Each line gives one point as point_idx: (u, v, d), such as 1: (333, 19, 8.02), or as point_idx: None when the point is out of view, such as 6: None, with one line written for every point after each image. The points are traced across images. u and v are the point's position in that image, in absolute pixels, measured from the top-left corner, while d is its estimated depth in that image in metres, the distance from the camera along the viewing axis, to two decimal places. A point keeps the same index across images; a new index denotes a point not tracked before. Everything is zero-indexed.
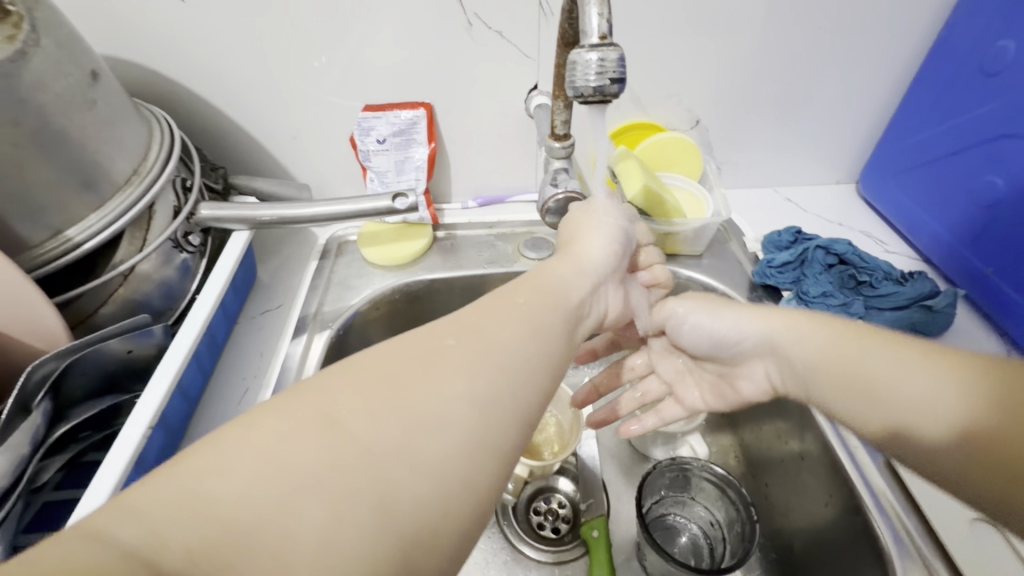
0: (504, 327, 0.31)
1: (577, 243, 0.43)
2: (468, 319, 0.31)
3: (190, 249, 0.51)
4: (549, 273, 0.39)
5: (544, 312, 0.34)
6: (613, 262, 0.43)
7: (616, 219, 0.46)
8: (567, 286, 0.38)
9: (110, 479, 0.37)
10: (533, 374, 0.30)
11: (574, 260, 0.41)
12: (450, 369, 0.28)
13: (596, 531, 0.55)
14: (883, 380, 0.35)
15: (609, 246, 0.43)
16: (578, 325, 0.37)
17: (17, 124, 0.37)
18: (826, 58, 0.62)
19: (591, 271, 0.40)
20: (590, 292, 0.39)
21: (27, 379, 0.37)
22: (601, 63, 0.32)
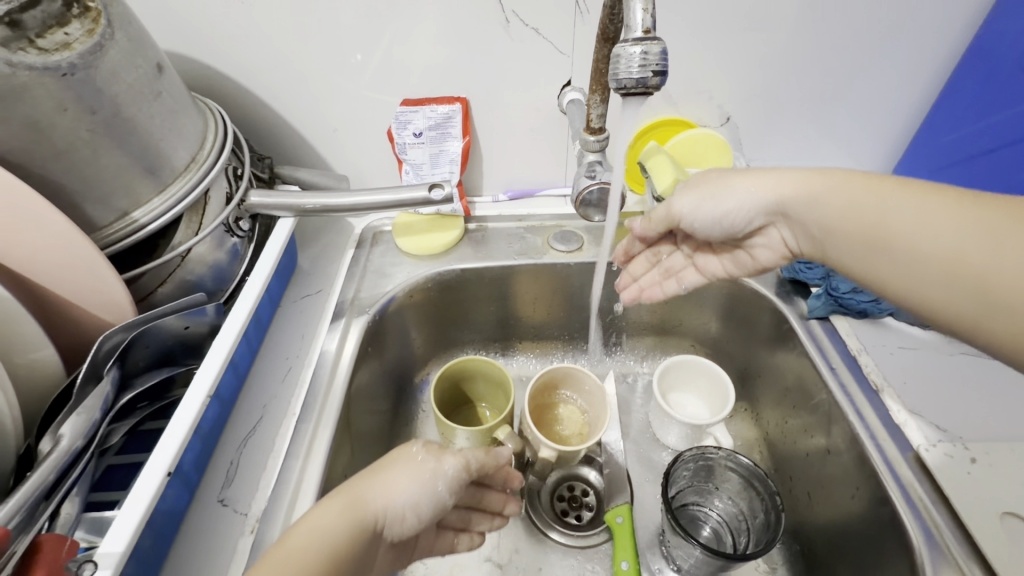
0: (299, 540, 0.33)
1: (382, 479, 0.38)
2: (292, 543, 0.33)
3: (239, 234, 0.54)
4: (319, 531, 0.34)
5: (345, 541, 0.34)
6: (402, 522, 0.38)
7: (443, 470, 0.39)
8: (336, 551, 0.34)
9: (172, 443, 0.39)
10: None
11: (358, 513, 0.36)
12: None
13: (620, 518, 0.56)
14: (923, 237, 0.36)
15: (409, 507, 0.38)
16: (368, 558, 0.36)
17: (93, 113, 0.40)
18: (860, 55, 0.62)
19: (369, 528, 0.36)
20: (358, 559, 0.35)
21: (99, 348, 0.40)
22: (644, 56, 0.33)
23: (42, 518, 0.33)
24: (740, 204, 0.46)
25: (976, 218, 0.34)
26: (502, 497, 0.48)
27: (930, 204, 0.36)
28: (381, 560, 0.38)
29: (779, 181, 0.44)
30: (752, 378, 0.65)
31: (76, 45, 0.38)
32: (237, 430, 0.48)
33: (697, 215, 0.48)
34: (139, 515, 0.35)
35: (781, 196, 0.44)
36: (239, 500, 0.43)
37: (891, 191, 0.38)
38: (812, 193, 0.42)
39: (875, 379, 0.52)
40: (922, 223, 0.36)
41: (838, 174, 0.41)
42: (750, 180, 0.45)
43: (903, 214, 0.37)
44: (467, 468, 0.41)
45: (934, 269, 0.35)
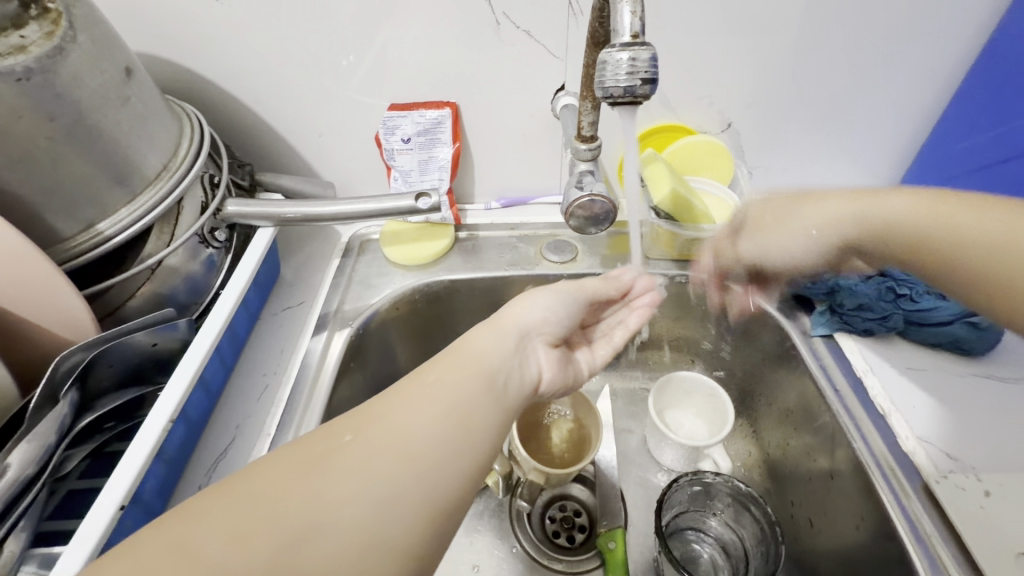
0: (463, 351, 0.37)
1: (510, 304, 0.43)
2: (456, 347, 0.38)
3: (216, 245, 0.52)
4: (475, 339, 0.39)
5: (496, 347, 0.38)
6: (541, 325, 0.42)
7: (560, 287, 0.46)
8: (492, 347, 0.38)
9: (129, 470, 0.37)
10: (487, 391, 0.35)
11: (501, 324, 0.40)
12: (432, 390, 0.33)
13: (613, 543, 0.54)
14: (932, 240, 0.41)
15: (543, 311, 0.43)
16: (525, 353, 0.40)
17: (52, 119, 0.38)
18: (868, 59, 0.59)
19: (514, 331, 0.40)
20: (517, 354, 0.39)
21: (55, 369, 0.38)
22: (632, 63, 0.31)
23: None
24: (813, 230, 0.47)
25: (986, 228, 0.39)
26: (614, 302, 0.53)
27: (915, 203, 0.42)
28: (543, 363, 0.41)
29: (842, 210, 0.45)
30: (752, 395, 0.63)
31: (32, 49, 0.36)
32: (208, 453, 0.46)
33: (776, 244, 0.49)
34: (88, 551, 0.33)
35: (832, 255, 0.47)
36: None
37: (887, 195, 0.44)
38: (821, 225, 0.46)
39: (881, 403, 0.49)
40: (910, 206, 0.42)
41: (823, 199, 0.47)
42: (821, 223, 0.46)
43: (899, 202, 0.43)
44: (579, 285, 0.48)
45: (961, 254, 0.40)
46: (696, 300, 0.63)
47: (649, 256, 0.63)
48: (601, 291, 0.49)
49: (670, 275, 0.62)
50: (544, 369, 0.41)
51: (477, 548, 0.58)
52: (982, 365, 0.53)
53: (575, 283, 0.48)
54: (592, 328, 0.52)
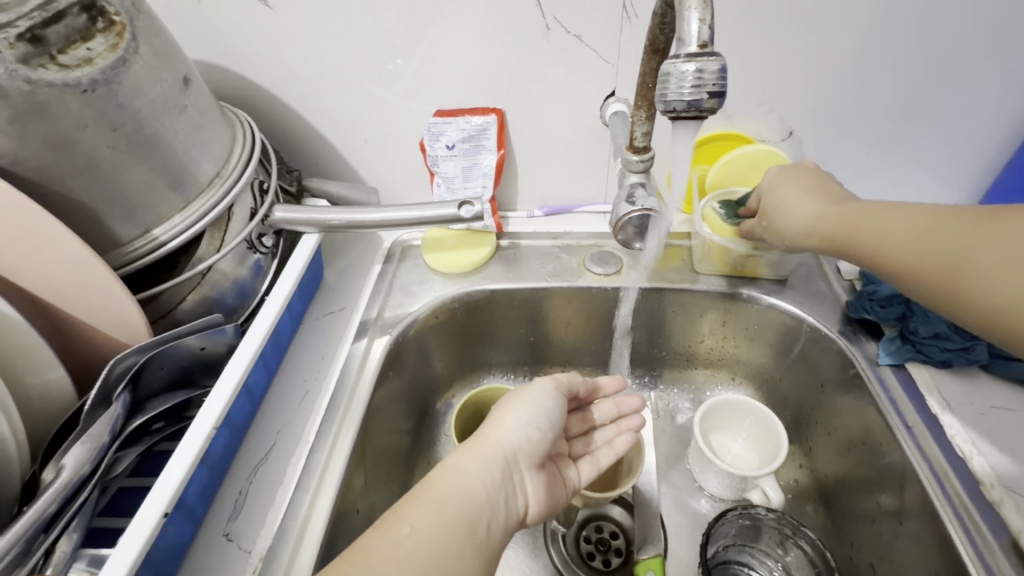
0: (441, 487, 0.37)
1: (494, 420, 0.42)
2: (429, 482, 0.38)
3: (263, 250, 0.52)
4: (455, 472, 0.38)
5: (474, 481, 0.37)
6: (527, 445, 0.41)
7: (543, 395, 0.44)
8: (473, 483, 0.37)
9: (175, 475, 0.37)
10: (466, 539, 0.35)
11: (484, 449, 0.39)
12: (409, 544, 0.33)
13: (651, 573, 0.51)
14: (890, 239, 0.40)
15: (528, 426, 0.42)
16: (507, 482, 0.39)
17: (114, 129, 0.39)
18: (951, 64, 0.54)
19: (500, 458, 0.39)
20: (503, 487, 0.38)
21: (110, 371, 0.39)
22: (699, 75, 0.28)
23: (37, 554, 0.32)
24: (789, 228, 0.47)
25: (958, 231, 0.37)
26: (609, 405, 0.51)
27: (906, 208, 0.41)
28: (526, 491, 0.40)
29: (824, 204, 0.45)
30: (807, 423, 0.58)
31: (99, 60, 0.37)
32: (249, 457, 0.46)
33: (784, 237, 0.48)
34: (133, 556, 0.33)
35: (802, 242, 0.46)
36: (244, 536, 0.41)
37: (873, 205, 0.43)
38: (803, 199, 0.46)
39: (961, 445, 0.45)
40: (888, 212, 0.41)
41: (818, 186, 0.47)
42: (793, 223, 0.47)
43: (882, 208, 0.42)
44: (557, 385, 0.45)
45: (908, 246, 0.39)
46: (748, 318, 0.60)
47: (698, 270, 0.60)
48: (578, 385, 0.48)
49: (719, 292, 0.59)
50: (526, 497, 0.40)
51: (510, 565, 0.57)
52: None
53: (560, 384, 0.46)
54: (579, 438, 0.49)
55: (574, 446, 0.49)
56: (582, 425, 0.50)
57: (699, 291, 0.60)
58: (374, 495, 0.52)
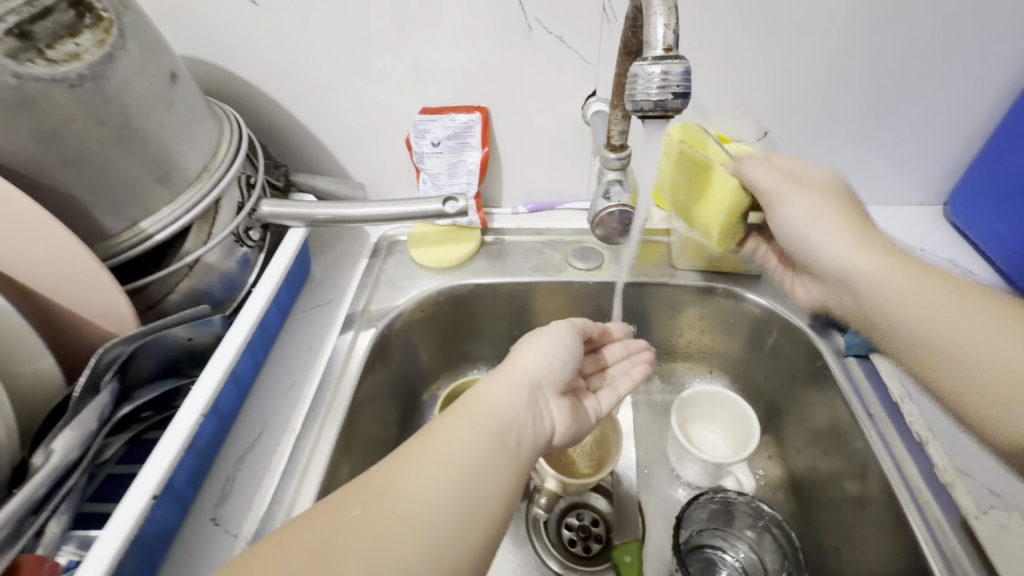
0: (474, 407, 0.38)
1: (518, 352, 0.44)
2: (465, 402, 0.39)
3: (250, 243, 0.53)
4: (485, 394, 0.40)
5: (504, 404, 0.39)
6: (550, 372, 0.43)
7: (562, 333, 0.47)
8: (503, 404, 0.39)
9: (163, 460, 0.38)
10: (498, 452, 0.36)
11: (511, 375, 0.41)
12: (443, 454, 0.35)
13: (627, 556, 0.54)
14: (907, 289, 0.43)
15: (550, 356, 0.44)
16: (534, 405, 0.41)
17: (103, 123, 0.40)
18: (917, 68, 0.57)
19: (526, 384, 0.41)
20: (530, 408, 0.40)
21: (99, 360, 0.39)
22: (664, 77, 0.30)
23: (28, 534, 0.33)
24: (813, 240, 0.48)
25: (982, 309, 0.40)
26: (617, 346, 0.54)
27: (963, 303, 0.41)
28: (553, 414, 0.42)
29: (864, 270, 0.45)
30: (780, 413, 0.61)
31: (86, 56, 0.38)
32: (235, 446, 0.47)
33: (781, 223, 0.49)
34: (122, 536, 0.34)
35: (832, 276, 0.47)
36: (231, 521, 0.43)
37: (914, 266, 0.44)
38: (834, 229, 0.46)
39: (919, 431, 0.47)
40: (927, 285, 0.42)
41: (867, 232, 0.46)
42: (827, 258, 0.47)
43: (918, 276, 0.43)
44: (572, 324, 0.49)
45: (924, 313, 0.42)
46: (724, 312, 0.62)
47: (675, 265, 0.62)
48: (590, 327, 0.51)
49: (696, 286, 0.61)
50: (552, 420, 0.42)
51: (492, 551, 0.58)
52: None
53: (574, 326, 0.49)
54: (595, 375, 0.52)
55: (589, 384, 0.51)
56: (595, 365, 0.53)
57: (676, 286, 0.62)
58: None
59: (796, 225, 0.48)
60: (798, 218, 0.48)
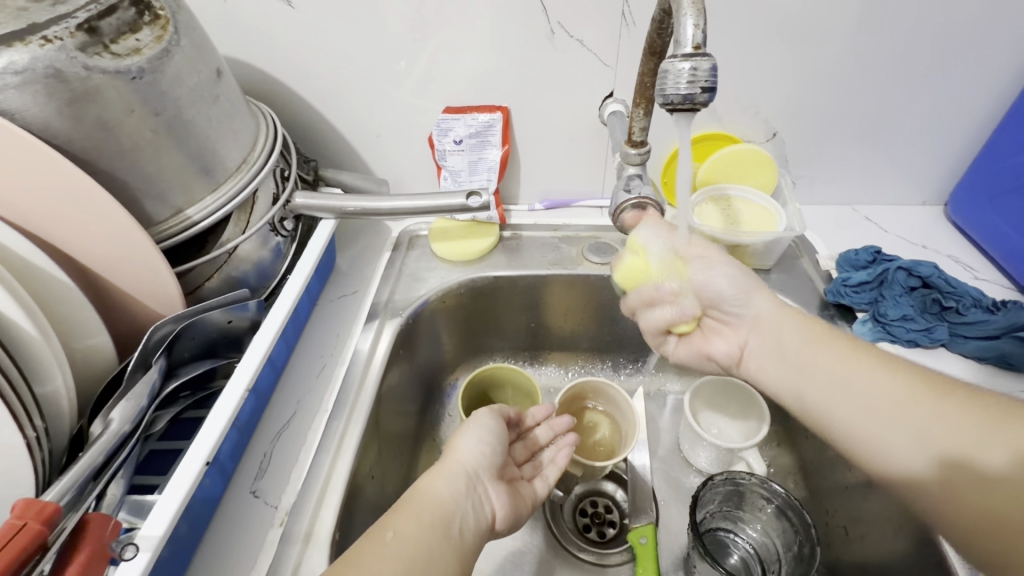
0: (424, 495, 0.39)
1: (450, 443, 0.45)
2: (410, 493, 0.40)
3: (283, 233, 0.56)
4: (423, 488, 0.40)
5: (446, 492, 0.40)
6: (484, 461, 0.44)
7: (483, 417, 0.47)
8: (446, 495, 0.40)
9: (212, 433, 0.41)
10: (444, 541, 0.37)
11: (447, 466, 0.42)
12: (391, 536, 0.36)
13: (643, 538, 0.54)
14: (877, 395, 0.41)
15: (482, 444, 0.45)
16: (472, 492, 0.42)
17: (157, 114, 0.42)
18: (918, 73, 0.60)
19: (462, 474, 0.42)
20: (468, 496, 0.41)
21: (149, 338, 0.42)
22: (693, 72, 0.33)
23: (90, 498, 0.35)
24: (743, 311, 0.50)
25: (952, 408, 0.38)
26: (544, 429, 0.54)
27: (912, 388, 0.40)
28: (491, 501, 0.43)
29: (773, 330, 0.48)
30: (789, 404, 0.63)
31: (145, 51, 0.40)
32: (271, 425, 0.50)
33: (708, 279, 0.50)
34: (177, 502, 0.36)
35: (750, 342, 0.50)
36: (270, 493, 0.45)
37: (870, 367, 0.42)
38: (801, 348, 0.46)
39: None
40: (881, 395, 0.41)
41: (845, 343, 0.45)
42: (749, 321, 0.50)
43: (866, 382, 0.42)
44: (492, 408, 0.49)
45: (901, 430, 0.39)
46: None
47: None
48: (508, 411, 0.51)
49: None
50: (491, 507, 0.42)
51: (512, 535, 0.60)
52: None
53: (494, 409, 0.49)
54: (527, 461, 0.51)
55: (522, 471, 0.50)
56: (524, 450, 0.51)
57: None
58: (385, 466, 0.56)
59: (718, 287, 0.50)
60: (725, 282, 0.50)
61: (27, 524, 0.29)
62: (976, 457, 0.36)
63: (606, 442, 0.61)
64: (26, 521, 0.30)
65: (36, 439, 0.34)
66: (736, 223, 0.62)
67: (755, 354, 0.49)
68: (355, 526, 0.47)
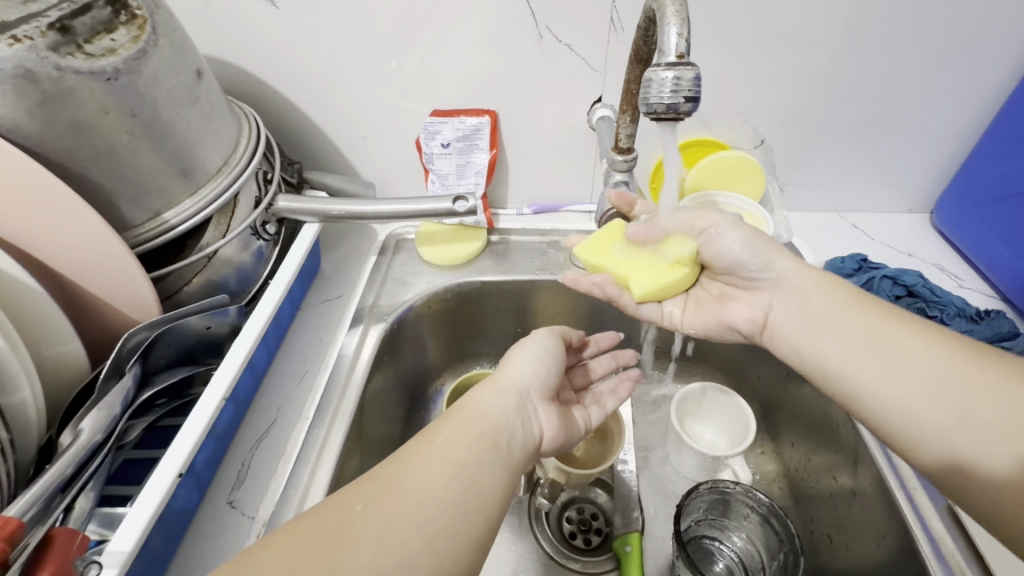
0: (474, 412, 0.38)
1: (504, 360, 0.43)
2: (460, 405, 0.39)
3: (265, 237, 0.55)
4: (475, 400, 0.39)
5: (497, 410, 0.38)
6: (537, 381, 0.42)
7: (540, 337, 0.46)
8: (496, 408, 0.38)
9: (187, 442, 0.40)
10: (494, 457, 0.36)
11: (501, 381, 0.41)
12: (442, 449, 0.35)
13: (629, 546, 0.54)
14: (903, 372, 0.38)
15: (537, 363, 0.43)
16: (525, 409, 0.40)
17: (133, 116, 0.41)
18: (904, 82, 0.60)
19: (514, 391, 0.40)
20: (519, 413, 0.39)
21: (123, 345, 0.41)
22: (677, 82, 0.32)
23: (57, 511, 0.34)
24: (763, 274, 0.47)
25: (981, 392, 0.36)
26: (603, 359, 0.55)
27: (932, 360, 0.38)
28: (545, 422, 0.41)
29: (799, 286, 0.45)
30: (775, 411, 0.63)
31: (121, 51, 0.39)
32: (251, 432, 0.49)
33: (724, 245, 0.48)
34: (150, 514, 0.35)
35: (775, 307, 0.46)
36: (247, 503, 0.44)
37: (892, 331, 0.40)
38: (824, 310, 0.43)
39: None
40: (893, 362, 0.39)
41: (873, 308, 0.42)
42: (771, 283, 0.46)
43: (883, 346, 0.40)
44: (552, 332, 0.47)
45: (922, 406, 0.37)
46: None
47: None
48: (570, 333, 0.50)
49: None
50: (544, 427, 0.41)
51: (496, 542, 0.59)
52: None
53: (554, 331, 0.48)
54: (581, 389, 0.52)
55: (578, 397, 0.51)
56: (583, 377, 0.53)
57: None
58: (368, 473, 0.55)
59: (734, 254, 0.47)
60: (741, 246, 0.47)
61: None
62: (977, 460, 0.35)
63: (590, 458, 0.59)
64: None
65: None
66: None
67: (780, 322, 0.46)
68: None
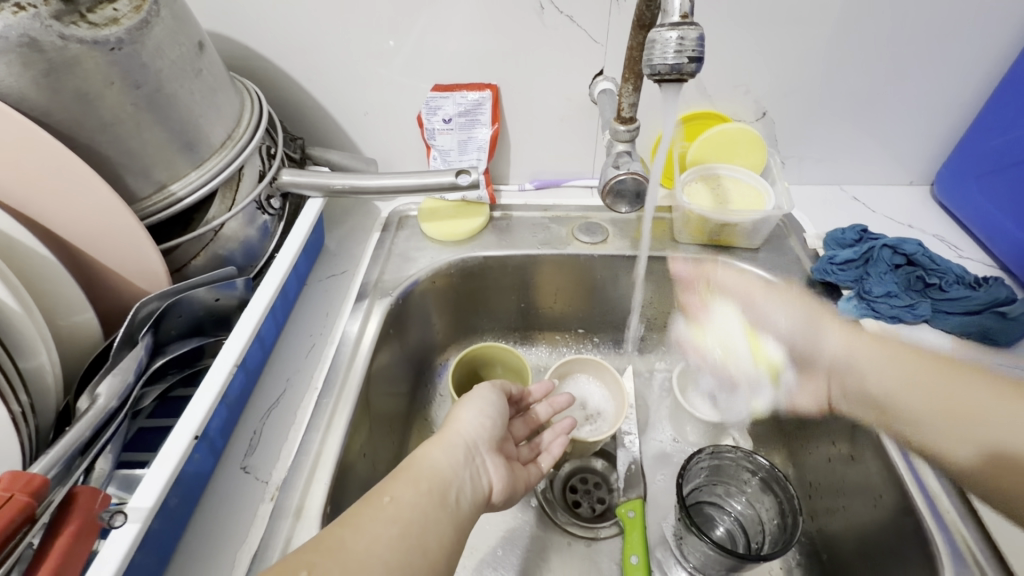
0: (422, 470, 0.39)
1: (449, 417, 0.45)
2: (407, 463, 0.40)
3: (270, 212, 0.55)
4: (421, 456, 0.41)
5: (443, 467, 0.40)
6: (483, 432, 0.45)
7: (484, 391, 0.48)
8: (444, 466, 0.40)
9: (202, 408, 0.41)
10: (440, 511, 0.37)
11: (447, 437, 0.43)
12: (390, 505, 0.36)
13: (632, 512, 0.55)
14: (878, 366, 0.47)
15: (481, 416, 0.46)
16: (471, 465, 0.42)
17: (137, 87, 0.41)
18: (907, 52, 0.60)
19: (462, 445, 0.43)
20: (467, 467, 0.42)
21: (134, 315, 0.42)
22: (681, 42, 0.33)
23: (77, 472, 0.35)
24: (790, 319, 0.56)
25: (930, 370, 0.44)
26: (543, 406, 0.55)
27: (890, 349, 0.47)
28: (491, 479, 0.43)
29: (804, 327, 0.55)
30: None
31: (124, 21, 0.39)
32: (261, 402, 0.50)
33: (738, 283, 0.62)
34: (166, 476, 0.36)
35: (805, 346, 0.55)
36: (260, 468, 0.45)
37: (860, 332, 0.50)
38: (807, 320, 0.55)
39: None
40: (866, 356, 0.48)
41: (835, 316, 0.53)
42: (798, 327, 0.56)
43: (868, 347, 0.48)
44: (494, 381, 0.51)
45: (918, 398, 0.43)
46: None
47: (677, 239, 0.65)
48: (510, 385, 0.52)
49: (698, 258, 0.64)
50: (490, 482, 0.43)
51: (501, 510, 0.60)
52: (1009, 355, 0.53)
53: (496, 384, 0.51)
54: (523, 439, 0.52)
55: (521, 451, 0.51)
56: (524, 428, 0.53)
57: (679, 258, 0.64)
58: (376, 445, 0.56)
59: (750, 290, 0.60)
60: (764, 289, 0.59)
61: (15, 495, 0.29)
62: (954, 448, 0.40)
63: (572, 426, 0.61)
64: (14, 492, 0.30)
65: (21, 413, 0.34)
66: (725, 202, 0.62)
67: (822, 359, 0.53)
68: (346, 503, 0.47)
